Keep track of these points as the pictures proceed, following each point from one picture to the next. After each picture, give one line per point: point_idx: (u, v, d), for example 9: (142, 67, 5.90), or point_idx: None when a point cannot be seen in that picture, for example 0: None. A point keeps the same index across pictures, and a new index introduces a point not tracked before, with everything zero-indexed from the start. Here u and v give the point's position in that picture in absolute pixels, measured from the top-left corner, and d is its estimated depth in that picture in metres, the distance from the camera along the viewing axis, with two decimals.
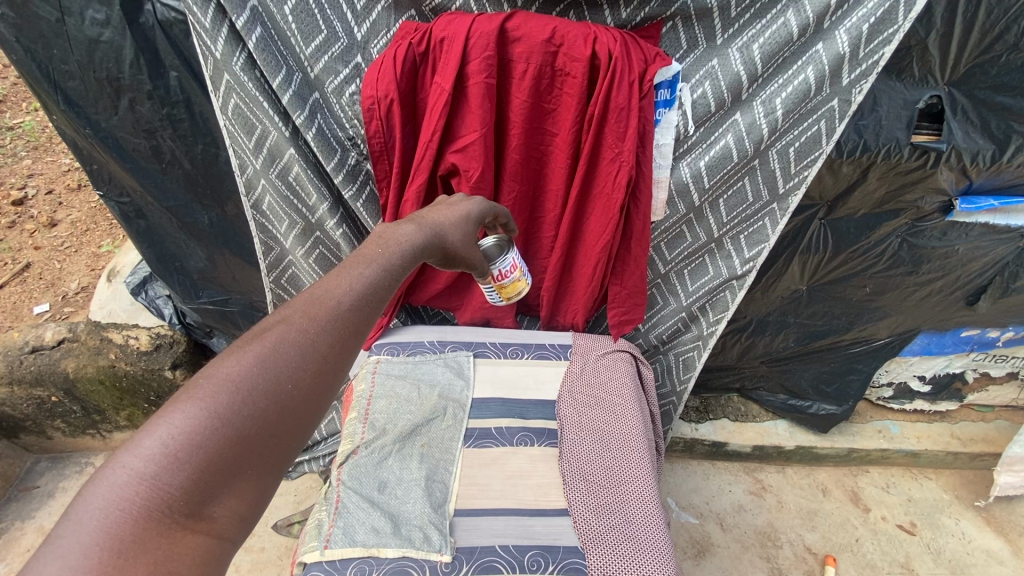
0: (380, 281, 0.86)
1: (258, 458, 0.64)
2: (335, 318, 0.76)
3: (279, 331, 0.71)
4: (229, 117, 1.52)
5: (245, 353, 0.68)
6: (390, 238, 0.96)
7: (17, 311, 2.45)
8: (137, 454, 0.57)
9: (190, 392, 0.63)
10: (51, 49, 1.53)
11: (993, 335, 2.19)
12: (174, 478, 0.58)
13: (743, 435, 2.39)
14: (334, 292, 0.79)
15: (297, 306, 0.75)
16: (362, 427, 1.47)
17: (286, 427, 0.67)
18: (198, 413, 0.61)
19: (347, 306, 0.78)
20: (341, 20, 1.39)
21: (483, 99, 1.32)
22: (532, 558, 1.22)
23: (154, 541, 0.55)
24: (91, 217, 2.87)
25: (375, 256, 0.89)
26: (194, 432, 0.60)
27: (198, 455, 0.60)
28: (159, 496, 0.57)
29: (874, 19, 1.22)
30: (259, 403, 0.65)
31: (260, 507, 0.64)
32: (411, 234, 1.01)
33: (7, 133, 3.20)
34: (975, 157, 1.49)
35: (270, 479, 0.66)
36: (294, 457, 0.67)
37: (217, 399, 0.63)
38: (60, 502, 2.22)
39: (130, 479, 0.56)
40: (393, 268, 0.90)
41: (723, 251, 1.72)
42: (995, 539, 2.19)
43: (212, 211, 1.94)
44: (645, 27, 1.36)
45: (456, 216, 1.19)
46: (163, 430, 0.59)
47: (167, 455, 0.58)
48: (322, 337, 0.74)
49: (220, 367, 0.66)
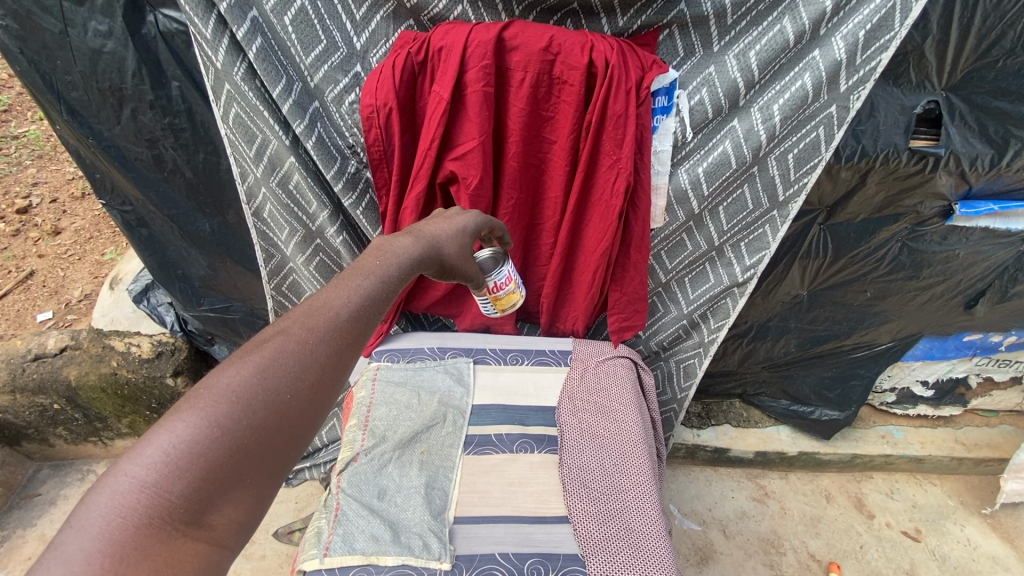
0: (377, 292, 0.86)
1: (257, 466, 0.64)
2: (333, 329, 0.76)
3: (279, 341, 0.72)
4: (230, 126, 1.53)
5: (244, 364, 0.68)
6: (389, 249, 0.97)
7: (20, 318, 2.46)
8: (138, 462, 0.58)
9: (191, 401, 0.63)
10: (54, 60, 1.55)
11: (996, 340, 2.18)
12: (175, 486, 0.58)
13: (746, 440, 2.38)
14: (333, 304, 0.79)
15: (297, 317, 0.75)
16: (362, 434, 1.47)
17: (284, 437, 0.67)
18: (198, 423, 0.61)
19: (345, 317, 0.79)
20: (340, 30, 1.40)
21: (481, 107, 1.33)
22: (532, 566, 1.23)
23: (155, 548, 0.55)
24: (95, 225, 2.89)
25: (373, 268, 0.90)
26: (194, 441, 0.60)
27: (199, 463, 0.60)
28: (159, 504, 0.57)
29: (871, 25, 1.23)
30: (259, 412, 0.66)
31: (259, 515, 0.64)
32: (409, 246, 1.02)
33: (12, 142, 3.23)
34: (974, 162, 1.49)
35: (268, 487, 0.66)
36: (293, 466, 0.67)
37: (217, 408, 0.63)
38: (62, 509, 2.22)
39: (132, 486, 0.56)
40: (392, 279, 0.91)
41: (723, 258, 1.72)
42: (1000, 545, 2.17)
43: (214, 219, 1.96)
44: (642, 34, 1.37)
45: (454, 227, 1.20)
46: (164, 439, 0.59)
47: (168, 463, 0.59)
48: (321, 348, 0.74)
49: (220, 377, 0.66)
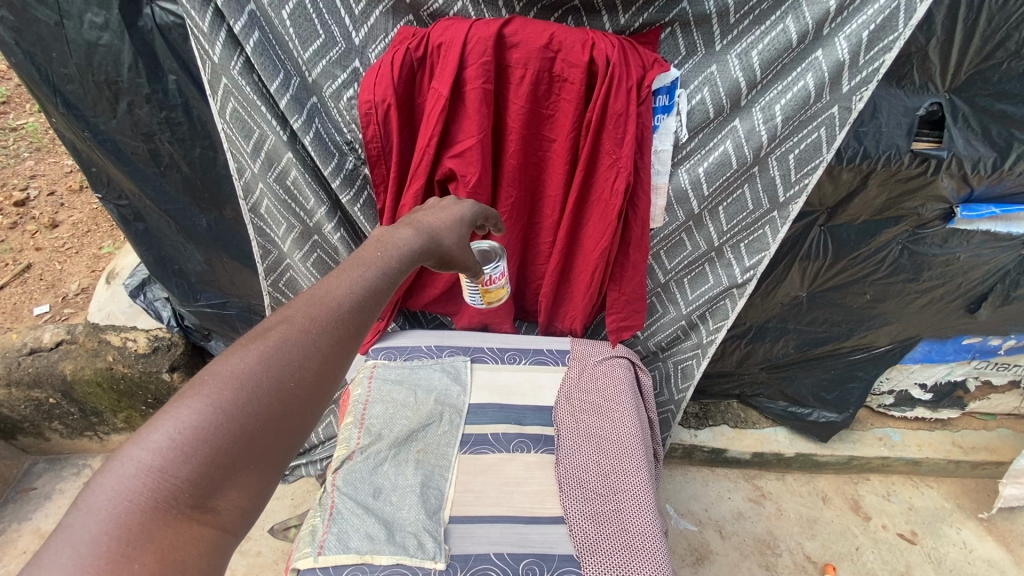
0: (378, 284, 0.85)
1: (261, 454, 0.64)
2: (336, 318, 0.76)
3: (282, 330, 0.71)
4: (227, 120, 1.52)
5: (249, 352, 0.67)
6: (388, 241, 0.95)
7: (16, 312, 2.45)
8: (144, 447, 0.57)
9: (196, 388, 0.62)
10: (50, 52, 1.53)
11: (995, 343, 2.17)
12: (180, 471, 0.58)
13: (742, 441, 2.38)
14: (335, 293, 0.78)
15: (300, 307, 0.74)
16: (358, 432, 1.46)
17: (288, 425, 0.67)
18: (203, 409, 0.61)
19: (347, 308, 0.78)
20: (338, 25, 1.38)
21: (481, 104, 1.32)
22: (527, 566, 1.22)
23: (161, 532, 0.55)
24: (92, 218, 2.88)
25: (374, 259, 0.88)
26: (200, 427, 0.60)
27: (203, 448, 0.59)
28: (165, 488, 0.56)
29: (874, 26, 1.22)
30: (263, 400, 0.65)
31: (263, 502, 0.64)
32: (409, 238, 1.01)
33: (11, 134, 3.21)
34: (975, 165, 1.48)
35: (272, 474, 0.65)
36: (296, 454, 0.67)
37: (222, 395, 0.63)
38: (57, 504, 2.22)
39: (137, 471, 0.56)
40: (392, 271, 0.90)
41: (723, 259, 1.71)
42: (996, 549, 2.17)
43: (211, 215, 1.94)
44: (643, 33, 1.35)
45: (450, 218, 1.18)
46: (170, 425, 0.59)
47: (174, 449, 0.58)
48: (324, 337, 0.73)
49: (225, 364, 0.65)
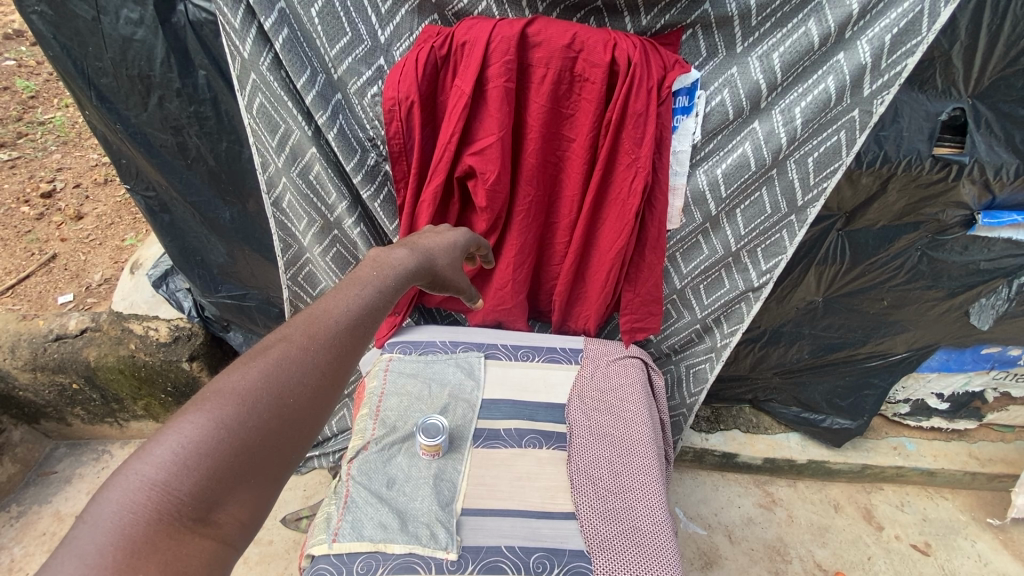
0: (375, 301, 0.92)
1: (260, 468, 0.68)
2: (332, 336, 0.82)
3: (281, 348, 0.77)
4: (253, 115, 1.57)
5: (249, 369, 0.73)
6: (383, 261, 1.04)
7: (42, 300, 2.52)
8: (148, 461, 0.61)
9: (199, 404, 0.67)
10: (86, 46, 1.59)
11: (1015, 353, 2.14)
12: (184, 484, 0.62)
13: (755, 446, 2.36)
14: (332, 312, 0.85)
15: (298, 325, 0.81)
16: (373, 424, 1.49)
17: (288, 438, 0.71)
18: (204, 424, 0.65)
19: (344, 326, 0.84)
20: (364, 23, 1.42)
21: (502, 103, 1.34)
22: (538, 560, 1.23)
23: (165, 543, 0.58)
24: (116, 210, 2.95)
25: (370, 278, 0.96)
26: (202, 441, 0.64)
27: (206, 461, 0.64)
28: (169, 500, 0.60)
29: (898, 30, 1.22)
30: (264, 414, 0.70)
31: (264, 514, 0.67)
32: (404, 257, 1.09)
33: (39, 128, 3.29)
34: (998, 171, 1.48)
35: (272, 487, 0.69)
36: (293, 466, 0.71)
37: (224, 410, 0.67)
38: (77, 488, 2.27)
39: (142, 484, 0.60)
40: (389, 288, 0.98)
41: (740, 265, 1.71)
42: (1011, 562, 2.14)
43: (234, 207, 1.99)
44: (665, 34, 1.37)
45: (445, 242, 1.29)
46: (174, 440, 0.64)
47: (177, 461, 0.62)
48: (321, 354, 0.79)
49: (227, 381, 0.71)
